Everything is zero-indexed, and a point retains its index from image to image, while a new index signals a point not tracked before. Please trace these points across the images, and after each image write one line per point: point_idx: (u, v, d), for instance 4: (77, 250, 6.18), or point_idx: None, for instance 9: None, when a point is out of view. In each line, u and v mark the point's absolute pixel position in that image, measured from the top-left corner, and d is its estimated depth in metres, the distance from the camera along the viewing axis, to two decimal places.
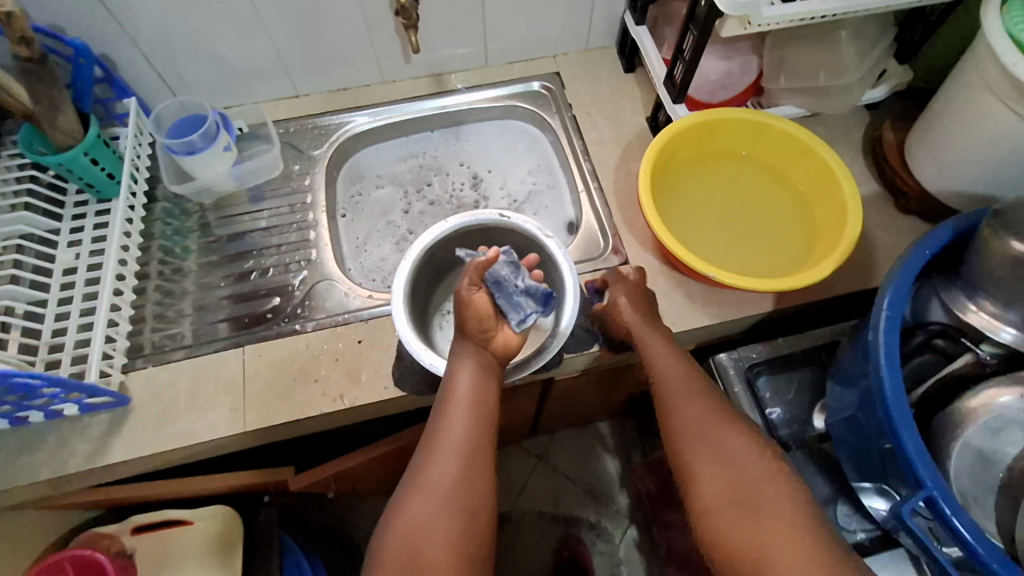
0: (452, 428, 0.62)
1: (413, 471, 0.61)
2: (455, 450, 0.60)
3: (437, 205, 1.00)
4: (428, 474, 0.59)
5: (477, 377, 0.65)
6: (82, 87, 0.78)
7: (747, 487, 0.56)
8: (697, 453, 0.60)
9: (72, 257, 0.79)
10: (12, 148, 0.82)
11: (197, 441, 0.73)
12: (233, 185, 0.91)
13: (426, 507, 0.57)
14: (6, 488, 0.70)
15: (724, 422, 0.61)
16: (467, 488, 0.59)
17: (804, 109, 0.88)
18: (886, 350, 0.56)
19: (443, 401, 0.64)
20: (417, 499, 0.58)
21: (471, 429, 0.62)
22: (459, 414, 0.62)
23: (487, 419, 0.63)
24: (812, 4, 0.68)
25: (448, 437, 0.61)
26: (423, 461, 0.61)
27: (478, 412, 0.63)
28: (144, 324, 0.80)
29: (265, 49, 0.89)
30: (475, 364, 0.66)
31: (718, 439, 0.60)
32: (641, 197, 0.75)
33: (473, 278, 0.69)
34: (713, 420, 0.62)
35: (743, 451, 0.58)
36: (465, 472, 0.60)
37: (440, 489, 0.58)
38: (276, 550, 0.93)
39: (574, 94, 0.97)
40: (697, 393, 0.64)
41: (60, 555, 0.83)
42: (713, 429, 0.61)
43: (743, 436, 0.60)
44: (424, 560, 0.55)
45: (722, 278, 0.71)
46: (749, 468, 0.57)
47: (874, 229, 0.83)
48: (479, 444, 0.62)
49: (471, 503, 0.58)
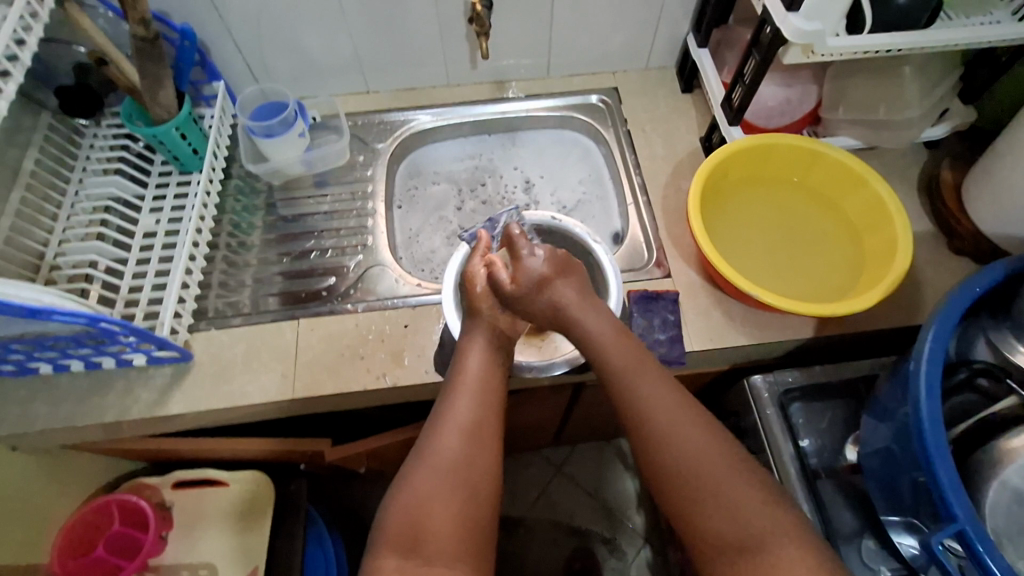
0: (457, 406, 0.65)
1: (421, 446, 0.64)
2: (460, 427, 0.64)
3: (489, 204, 1.05)
4: (433, 450, 0.62)
5: (486, 360, 0.70)
6: (182, 68, 0.86)
7: (723, 499, 0.55)
8: (667, 451, 0.59)
9: (153, 222, 0.86)
10: (111, 120, 0.91)
11: (248, 402, 0.78)
12: (301, 170, 0.97)
13: (431, 480, 0.60)
14: (75, 424, 0.77)
15: (703, 429, 0.59)
16: (468, 465, 0.62)
17: (861, 141, 0.88)
18: (926, 382, 0.57)
19: (453, 381, 0.68)
20: (423, 474, 0.61)
21: (476, 409, 0.66)
22: (466, 394, 0.66)
23: (490, 400, 0.67)
24: (878, 37, 0.70)
25: (455, 416, 0.65)
26: (429, 436, 0.64)
27: (483, 392, 0.67)
28: (210, 290, 0.87)
29: (344, 46, 0.95)
30: (485, 346, 0.71)
31: (697, 444, 0.58)
32: (690, 212, 0.77)
33: (480, 257, 0.77)
34: (682, 420, 0.60)
35: (720, 465, 0.57)
36: (467, 450, 0.63)
37: (444, 466, 0.61)
38: (302, 519, 0.96)
39: (631, 110, 1.00)
40: (658, 388, 0.62)
41: (110, 498, 0.88)
42: (693, 429, 0.59)
43: (713, 443, 0.58)
44: (426, 530, 0.57)
45: (764, 298, 0.72)
46: (730, 484, 0.55)
47: (925, 267, 0.83)
48: (483, 424, 0.65)
49: (472, 478, 0.61)
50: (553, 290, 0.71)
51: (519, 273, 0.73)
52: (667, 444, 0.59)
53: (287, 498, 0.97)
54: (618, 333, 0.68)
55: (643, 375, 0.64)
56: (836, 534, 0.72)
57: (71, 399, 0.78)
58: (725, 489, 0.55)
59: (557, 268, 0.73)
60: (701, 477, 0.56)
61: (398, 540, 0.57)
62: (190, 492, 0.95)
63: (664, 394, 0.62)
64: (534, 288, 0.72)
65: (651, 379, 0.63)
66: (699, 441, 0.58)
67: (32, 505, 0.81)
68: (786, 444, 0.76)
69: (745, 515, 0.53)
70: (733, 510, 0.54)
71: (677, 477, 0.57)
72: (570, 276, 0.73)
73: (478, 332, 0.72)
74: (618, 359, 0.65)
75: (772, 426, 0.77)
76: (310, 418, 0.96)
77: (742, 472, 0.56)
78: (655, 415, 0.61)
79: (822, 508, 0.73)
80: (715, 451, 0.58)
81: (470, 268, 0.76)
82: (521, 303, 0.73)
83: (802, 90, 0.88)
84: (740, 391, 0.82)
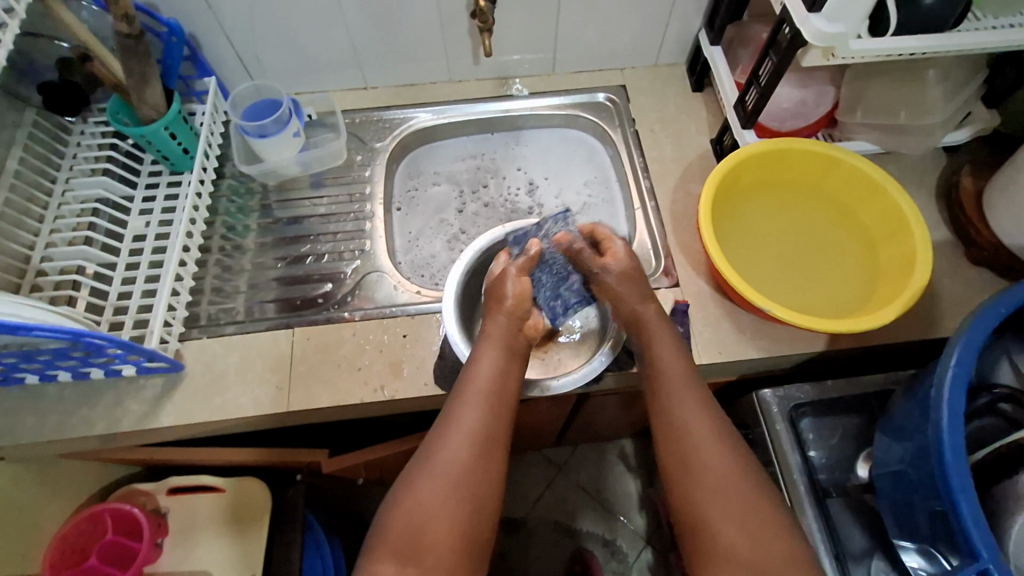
0: (467, 412, 0.63)
1: (426, 450, 0.62)
2: (468, 437, 0.61)
3: (491, 207, 1.00)
4: (439, 459, 0.60)
5: (499, 369, 0.66)
6: (169, 65, 0.82)
7: (763, 547, 0.55)
8: (705, 477, 0.59)
9: (142, 225, 0.83)
10: (98, 116, 0.88)
11: (240, 414, 0.75)
12: (296, 170, 0.94)
13: (438, 487, 0.58)
14: (64, 436, 0.74)
15: (742, 469, 0.59)
16: (473, 474, 0.60)
17: (877, 145, 0.85)
18: (949, 410, 0.54)
19: (463, 386, 0.65)
20: (428, 479, 0.59)
21: (487, 420, 0.63)
22: (476, 402, 0.63)
23: (500, 408, 0.64)
24: (904, 41, 0.67)
25: (464, 424, 0.62)
26: (436, 443, 0.62)
27: (494, 398, 0.64)
28: (202, 296, 0.84)
29: (341, 40, 0.91)
30: (501, 356, 0.68)
31: (741, 493, 0.57)
32: (700, 221, 0.74)
33: (523, 266, 0.75)
34: (724, 461, 0.60)
35: (762, 510, 0.57)
36: (475, 462, 0.60)
37: (452, 472, 0.59)
38: (299, 525, 0.94)
39: (639, 109, 0.97)
40: (705, 417, 0.62)
41: (102, 506, 0.86)
42: (736, 476, 0.59)
43: (750, 477, 0.59)
44: (425, 539, 0.56)
45: (776, 312, 0.69)
46: (767, 530, 0.55)
47: (942, 278, 0.80)
48: (493, 435, 0.62)
49: (478, 491, 0.59)
50: (618, 292, 0.73)
51: (614, 262, 0.74)
52: (711, 469, 0.59)
53: (283, 502, 0.95)
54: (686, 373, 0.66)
55: (691, 412, 0.63)
56: (845, 555, 0.69)
57: (60, 411, 0.76)
58: (759, 517, 0.56)
59: (631, 274, 0.74)
60: (736, 504, 0.57)
61: (396, 548, 0.56)
62: (185, 499, 0.92)
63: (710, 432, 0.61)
64: (586, 263, 0.76)
65: (702, 405, 0.63)
66: (746, 486, 0.58)
67: (22, 515, 0.79)
68: (794, 456, 0.74)
69: (772, 553, 0.54)
70: (767, 539, 0.55)
71: (718, 516, 0.57)
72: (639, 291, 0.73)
73: (494, 333, 0.70)
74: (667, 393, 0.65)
75: (781, 441, 0.74)
76: (307, 424, 0.94)
77: (776, 514, 0.57)
78: (698, 440, 0.61)
79: (832, 528, 0.70)
80: (751, 490, 0.58)
81: (497, 262, 0.78)
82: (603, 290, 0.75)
83: (818, 91, 0.85)
84: (748, 402, 0.79)
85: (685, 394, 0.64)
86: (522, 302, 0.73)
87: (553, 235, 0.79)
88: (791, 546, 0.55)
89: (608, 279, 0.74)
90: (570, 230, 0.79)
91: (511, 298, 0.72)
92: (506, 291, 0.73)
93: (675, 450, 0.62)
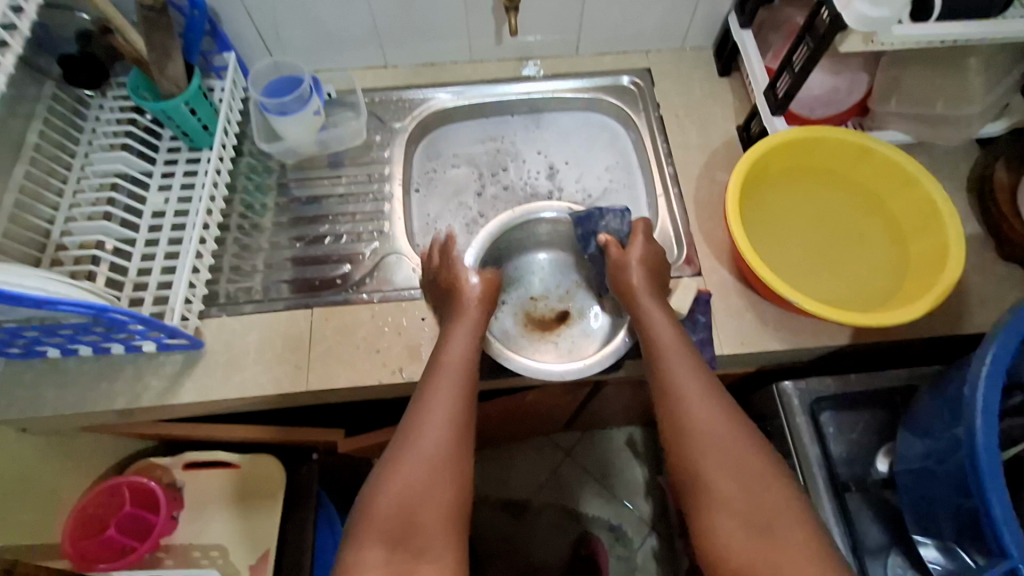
0: (442, 397, 0.64)
1: (405, 437, 0.62)
2: (445, 422, 0.62)
3: (510, 190, 0.98)
4: (420, 442, 0.61)
5: (465, 355, 0.67)
6: (192, 39, 0.80)
7: (761, 507, 0.55)
8: (698, 439, 0.59)
9: (162, 201, 0.82)
10: (117, 90, 0.86)
11: (259, 392, 0.75)
12: (315, 149, 0.93)
13: (421, 470, 0.59)
14: (85, 409, 0.75)
15: (735, 427, 0.59)
16: (452, 455, 0.61)
17: (911, 136, 0.83)
18: (983, 408, 0.53)
19: (431, 374, 0.66)
20: (409, 464, 0.60)
21: (458, 404, 0.64)
22: (446, 386, 0.64)
23: (470, 392, 0.65)
24: (948, 27, 0.64)
25: (437, 409, 0.63)
26: (414, 426, 0.62)
27: (465, 382, 0.65)
28: (222, 274, 0.84)
29: (363, 17, 0.90)
30: (468, 342, 0.69)
31: (735, 451, 0.58)
32: (727, 209, 0.72)
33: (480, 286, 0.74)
34: (716, 420, 0.60)
35: (754, 465, 0.57)
36: (452, 445, 0.61)
37: (433, 457, 0.60)
38: (313, 503, 0.95)
39: (664, 94, 0.95)
40: (698, 383, 0.62)
41: (120, 479, 0.87)
42: (728, 437, 0.59)
43: (742, 432, 0.59)
44: (415, 520, 0.57)
45: (804, 305, 0.67)
46: (760, 483, 0.56)
47: (971, 273, 0.78)
48: (466, 420, 0.64)
49: (458, 473, 0.60)
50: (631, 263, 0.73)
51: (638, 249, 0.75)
52: (701, 441, 0.59)
53: (296, 481, 0.95)
54: (678, 344, 0.66)
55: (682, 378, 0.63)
56: (862, 548, 0.69)
57: (81, 385, 0.76)
58: (755, 484, 0.56)
59: (648, 258, 0.74)
60: (729, 459, 0.57)
61: (387, 530, 0.56)
62: (200, 474, 0.93)
63: (704, 395, 0.61)
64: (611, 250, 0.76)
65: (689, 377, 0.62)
66: (738, 445, 0.58)
67: (44, 485, 0.80)
68: (812, 448, 0.73)
69: (768, 505, 0.55)
70: (759, 493, 0.55)
71: (711, 473, 0.57)
72: (653, 270, 0.74)
73: (469, 323, 0.70)
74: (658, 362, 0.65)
75: (800, 433, 0.73)
76: (321, 405, 0.94)
77: (770, 468, 0.57)
78: (691, 412, 0.61)
79: (850, 523, 0.69)
80: (748, 449, 0.58)
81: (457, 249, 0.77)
82: (613, 267, 0.75)
83: (851, 78, 0.83)
84: (767, 394, 0.78)
85: (674, 368, 0.63)
86: (486, 292, 0.74)
87: (609, 229, 0.80)
88: (785, 495, 0.55)
89: (627, 254, 0.74)
90: (624, 230, 0.80)
91: (474, 290, 0.74)
92: (470, 283, 0.74)
93: (669, 420, 0.62)
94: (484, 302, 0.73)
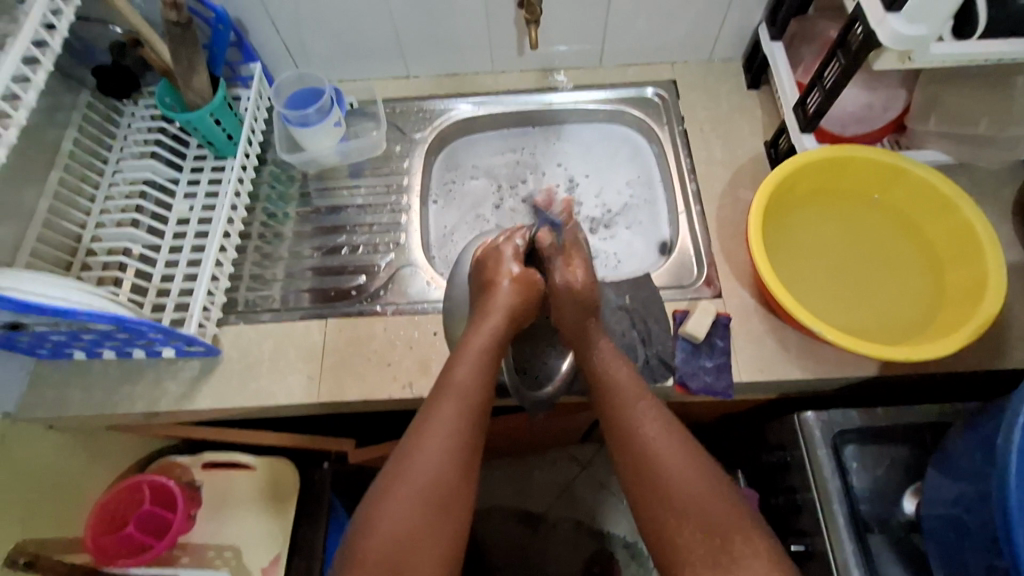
0: (444, 415, 0.60)
1: (399, 455, 0.59)
2: (443, 442, 0.59)
3: (529, 203, 0.97)
4: (412, 465, 0.58)
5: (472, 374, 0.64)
6: (215, 52, 0.82)
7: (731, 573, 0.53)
8: (670, 497, 0.57)
9: (186, 208, 0.84)
10: (148, 99, 0.89)
11: (274, 402, 0.76)
12: (336, 159, 0.94)
13: (412, 496, 0.57)
14: (108, 412, 0.77)
15: (710, 486, 0.58)
16: (445, 484, 0.58)
17: (951, 157, 0.78)
18: (1018, 458, 0.50)
19: (435, 391, 0.63)
20: (401, 495, 0.57)
21: (457, 426, 0.60)
22: (448, 406, 0.61)
23: (476, 416, 0.62)
24: (994, 45, 0.61)
25: (436, 427, 0.60)
26: (412, 445, 0.59)
27: (468, 405, 0.61)
28: (241, 282, 0.85)
29: (386, 28, 0.90)
30: (476, 356, 0.64)
31: (707, 514, 0.56)
32: (749, 231, 0.70)
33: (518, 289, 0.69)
34: (691, 478, 0.58)
35: (729, 527, 0.55)
36: (447, 471, 0.58)
37: (424, 483, 0.57)
38: (325, 507, 0.95)
39: (689, 107, 0.92)
40: (671, 437, 0.61)
41: (141, 478, 0.88)
42: (701, 498, 0.57)
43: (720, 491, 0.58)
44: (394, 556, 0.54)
45: (827, 335, 0.64)
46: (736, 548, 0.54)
47: (1014, 304, 0.74)
48: (466, 444, 0.60)
49: (449, 501, 0.58)
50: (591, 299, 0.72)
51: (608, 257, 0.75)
52: (668, 501, 0.57)
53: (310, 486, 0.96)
54: (643, 398, 0.64)
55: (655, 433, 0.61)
56: None
57: (105, 387, 0.79)
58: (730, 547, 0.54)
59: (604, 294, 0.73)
60: (701, 521, 0.56)
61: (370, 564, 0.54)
62: (217, 475, 0.94)
63: (677, 449, 0.60)
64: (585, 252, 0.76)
65: (654, 424, 0.62)
66: (713, 507, 0.56)
67: (69, 482, 0.83)
68: (833, 481, 0.69)
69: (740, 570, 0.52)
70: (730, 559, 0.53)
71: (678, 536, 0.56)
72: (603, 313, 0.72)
73: (488, 329, 0.66)
74: (625, 411, 0.63)
75: (821, 466, 0.70)
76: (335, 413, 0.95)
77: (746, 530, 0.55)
78: (661, 461, 0.59)
79: (871, 565, 0.66)
80: (722, 513, 0.56)
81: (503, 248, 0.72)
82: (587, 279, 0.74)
83: (888, 95, 0.79)
84: (787, 423, 0.75)
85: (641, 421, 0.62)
86: (518, 301, 0.68)
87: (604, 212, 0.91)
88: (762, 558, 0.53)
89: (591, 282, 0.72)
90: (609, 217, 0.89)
91: (505, 296, 0.68)
92: (500, 291, 0.68)
93: (641, 472, 0.60)
94: (513, 314, 0.67)
